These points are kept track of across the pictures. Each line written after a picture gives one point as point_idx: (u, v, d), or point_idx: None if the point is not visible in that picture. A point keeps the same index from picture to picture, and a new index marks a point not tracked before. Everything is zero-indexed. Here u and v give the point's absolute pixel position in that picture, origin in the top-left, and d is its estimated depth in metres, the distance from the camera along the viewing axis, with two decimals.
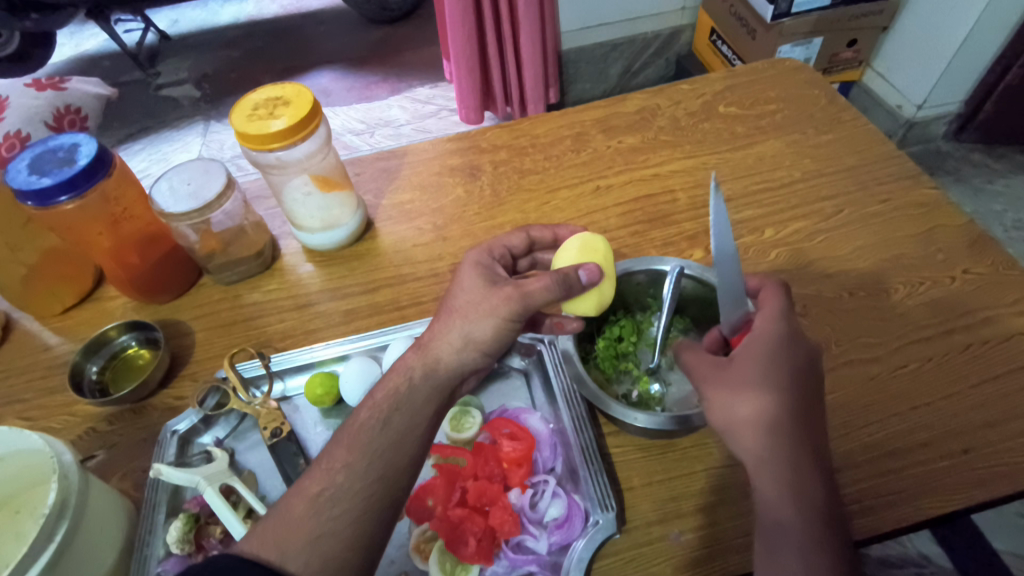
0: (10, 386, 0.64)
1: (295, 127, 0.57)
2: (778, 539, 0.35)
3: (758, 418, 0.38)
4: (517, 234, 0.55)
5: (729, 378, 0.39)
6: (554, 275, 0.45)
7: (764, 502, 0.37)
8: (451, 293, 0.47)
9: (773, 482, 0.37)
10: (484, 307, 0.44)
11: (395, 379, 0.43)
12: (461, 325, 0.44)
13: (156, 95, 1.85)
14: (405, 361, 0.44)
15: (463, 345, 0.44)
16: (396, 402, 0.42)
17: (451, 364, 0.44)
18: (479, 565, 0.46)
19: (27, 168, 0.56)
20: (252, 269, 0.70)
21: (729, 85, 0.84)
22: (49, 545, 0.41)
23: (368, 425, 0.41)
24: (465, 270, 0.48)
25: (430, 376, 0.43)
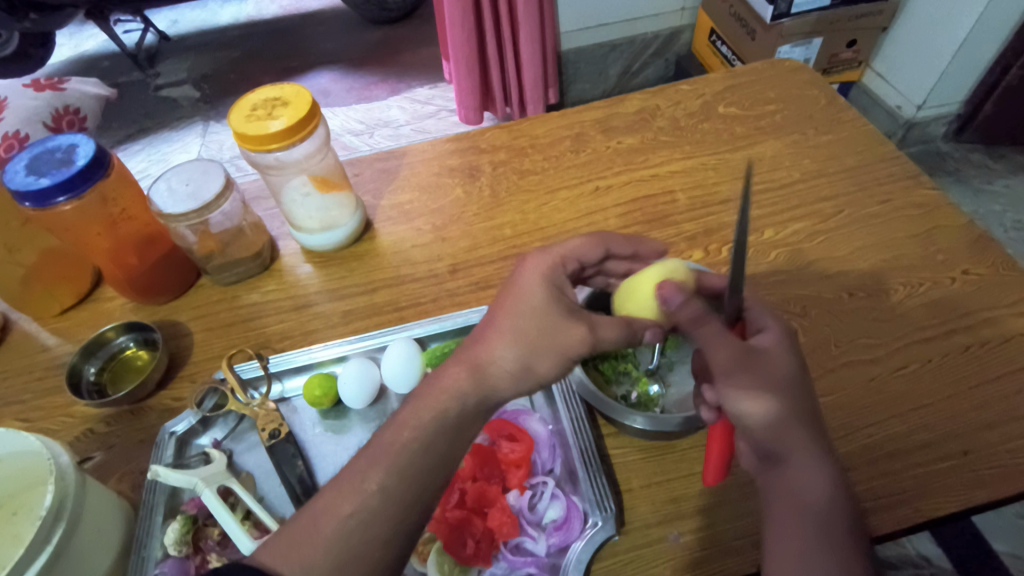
0: (8, 387, 0.64)
1: (292, 128, 0.57)
2: (822, 536, 0.35)
3: (784, 416, 0.37)
4: (596, 246, 0.52)
5: (763, 375, 0.38)
6: (629, 325, 0.45)
7: (796, 499, 0.36)
8: (515, 307, 0.44)
9: (806, 480, 0.36)
10: (557, 342, 0.43)
11: (440, 397, 0.41)
12: (524, 357, 0.43)
13: (155, 95, 1.85)
14: (452, 378, 0.42)
15: (523, 377, 0.43)
16: (441, 425, 0.40)
17: (505, 392, 0.43)
18: (478, 566, 0.46)
19: (26, 168, 0.56)
20: (251, 270, 0.70)
21: (730, 85, 0.84)
22: (45, 548, 0.41)
23: (407, 448, 0.39)
24: (534, 288, 0.45)
25: (479, 402, 0.42)
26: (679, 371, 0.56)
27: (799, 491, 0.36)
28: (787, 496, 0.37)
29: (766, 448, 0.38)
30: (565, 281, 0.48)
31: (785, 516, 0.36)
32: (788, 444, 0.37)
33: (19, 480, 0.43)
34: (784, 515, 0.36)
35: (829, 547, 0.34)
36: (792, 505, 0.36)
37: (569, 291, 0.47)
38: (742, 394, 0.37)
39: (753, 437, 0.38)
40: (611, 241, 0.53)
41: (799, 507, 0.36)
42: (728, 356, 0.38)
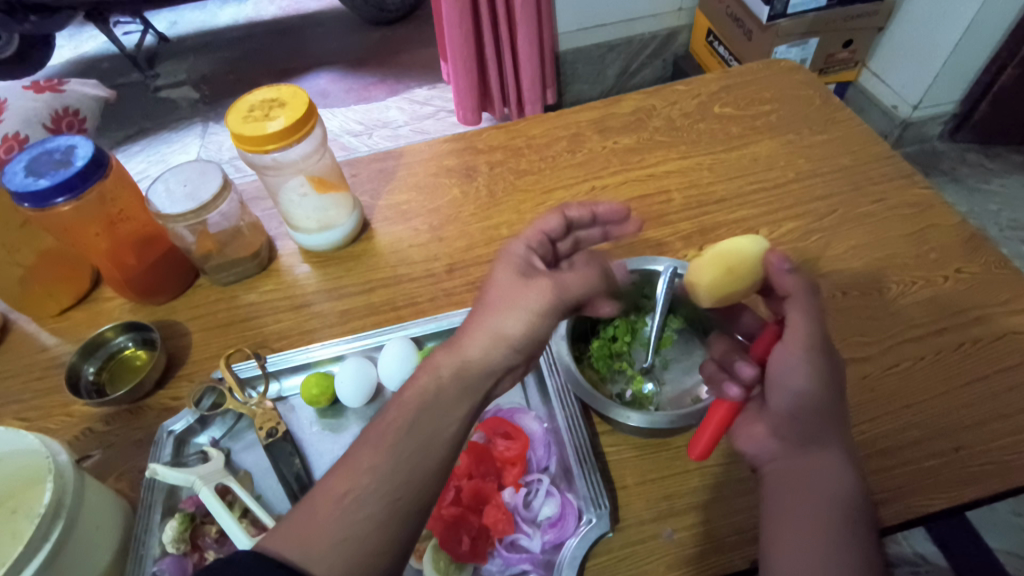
0: (7, 386, 0.64)
1: (289, 128, 0.58)
2: (847, 518, 0.39)
3: (834, 403, 0.42)
4: (554, 217, 0.51)
5: (831, 363, 0.43)
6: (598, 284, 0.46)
7: (825, 483, 0.40)
8: (487, 285, 0.46)
9: (839, 465, 0.41)
10: (511, 299, 0.43)
11: (427, 377, 0.41)
12: (489, 320, 0.43)
13: (155, 97, 1.86)
14: (438, 358, 0.43)
15: (491, 341, 0.42)
16: (424, 401, 0.40)
17: (482, 365, 0.42)
18: (473, 564, 0.46)
19: (24, 169, 0.57)
20: (250, 270, 0.71)
21: (725, 85, 0.84)
22: (44, 545, 0.41)
23: (396, 426, 0.39)
24: (501, 265, 0.46)
25: (458, 377, 0.41)
26: (673, 370, 0.56)
27: (827, 482, 0.40)
28: (813, 477, 0.41)
29: (808, 431, 0.42)
30: (542, 247, 0.49)
31: (812, 504, 0.40)
32: (821, 438, 0.42)
33: (12, 477, 0.43)
34: (811, 505, 0.40)
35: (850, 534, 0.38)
36: (820, 487, 0.40)
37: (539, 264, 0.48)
38: (810, 370, 0.42)
39: (802, 416, 0.42)
40: (569, 209, 0.52)
41: (827, 488, 0.40)
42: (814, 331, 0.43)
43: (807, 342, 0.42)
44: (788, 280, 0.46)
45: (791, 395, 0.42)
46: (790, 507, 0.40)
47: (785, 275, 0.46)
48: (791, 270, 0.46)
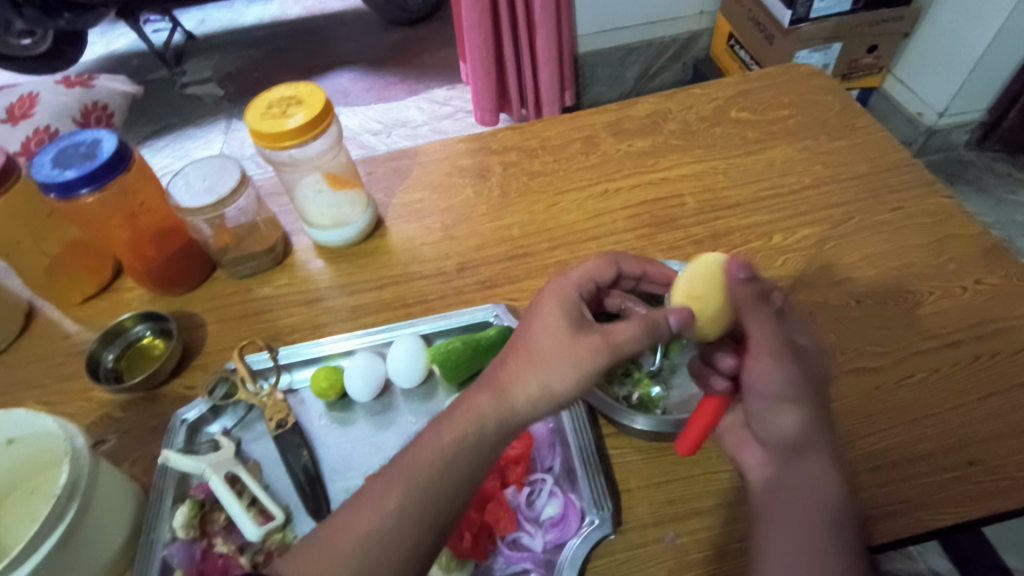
0: (31, 371, 0.66)
1: (308, 124, 0.59)
2: (836, 529, 0.37)
3: (819, 413, 0.42)
4: (608, 266, 0.53)
5: (802, 364, 0.43)
6: (645, 324, 0.44)
7: (814, 494, 0.39)
8: (529, 327, 0.46)
9: (827, 475, 0.40)
10: (569, 349, 0.42)
11: (466, 417, 0.42)
12: (538, 370, 0.42)
13: (181, 93, 1.90)
14: (478, 400, 0.42)
15: (541, 397, 0.42)
16: (461, 444, 0.41)
17: (526, 414, 0.42)
18: (475, 560, 0.46)
19: (52, 161, 0.58)
20: (265, 264, 0.72)
21: (743, 90, 0.84)
22: (59, 525, 0.42)
23: (426, 464, 0.41)
24: (546, 302, 0.47)
25: (500, 421, 0.42)
26: (682, 373, 0.56)
27: (818, 488, 0.39)
28: (801, 490, 0.40)
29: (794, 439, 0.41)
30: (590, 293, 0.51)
31: (805, 512, 0.38)
32: (809, 444, 0.41)
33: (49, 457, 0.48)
34: (803, 509, 0.38)
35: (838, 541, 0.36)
36: (809, 496, 0.39)
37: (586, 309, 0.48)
38: (784, 376, 0.42)
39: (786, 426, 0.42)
40: (622, 261, 0.54)
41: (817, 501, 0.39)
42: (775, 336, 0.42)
43: (772, 348, 0.42)
44: (743, 288, 0.43)
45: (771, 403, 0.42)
46: (780, 519, 0.39)
47: (741, 283, 0.43)
48: (748, 277, 0.42)
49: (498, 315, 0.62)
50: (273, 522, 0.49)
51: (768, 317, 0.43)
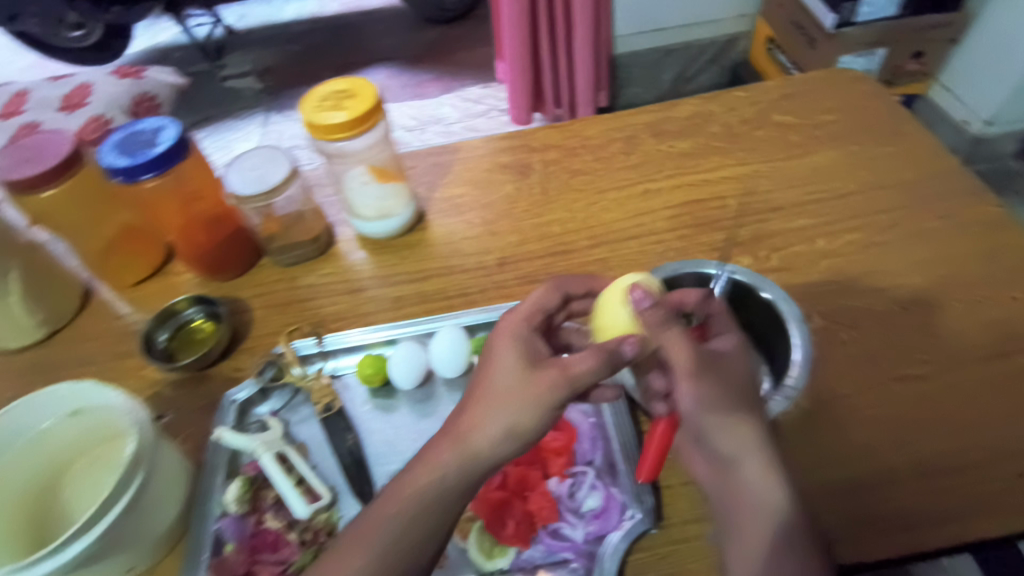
0: (88, 348, 0.69)
1: (354, 120, 0.60)
2: (779, 526, 0.40)
3: (745, 413, 0.43)
4: (551, 292, 0.51)
5: (720, 369, 0.44)
6: (603, 356, 0.43)
7: (757, 496, 0.42)
8: (487, 376, 0.44)
9: (761, 472, 0.42)
10: (524, 388, 0.42)
11: (424, 472, 0.42)
12: (495, 414, 0.42)
13: (221, 86, 1.95)
14: (437, 454, 0.42)
15: (501, 438, 0.42)
16: (422, 500, 0.41)
17: (488, 456, 0.42)
18: (516, 548, 0.47)
19: (116, 146, 0.61)
20: (309, 253, 0.73)
21: (786, 93, 0.83)
22: (125, 493, 0.44)
23: (387, 524, 0.41)
24: (505, 349, 0.45)
25: (464, 470, 0.41)
26: None
27: (755, 486, 0.42)
28: (743, 494, 0.42)
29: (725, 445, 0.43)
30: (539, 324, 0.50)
31: (749, 514, 0.42)
32: (742, 447, 0.43)
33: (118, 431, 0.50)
34: (750, 511, 0.42)
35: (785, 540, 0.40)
36: (748, 497, 0.42)
37: (542, 344, 0.47)
38: (704, 389, 0.43)
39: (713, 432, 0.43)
40: (567, 285, 0.53)
41: (764, 508, 0.41)
42: (685, 363, 0.43)
43: (686, 366, 0.43)
44: (649, 316, 0.45)
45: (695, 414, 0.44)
46: (735, 524, 0.42)
47: (647, 313, 0.45)
48: (651, 306, 0.45)
49: None
50: (321, 501, 0.51)
51: (683, 335, 0.44)
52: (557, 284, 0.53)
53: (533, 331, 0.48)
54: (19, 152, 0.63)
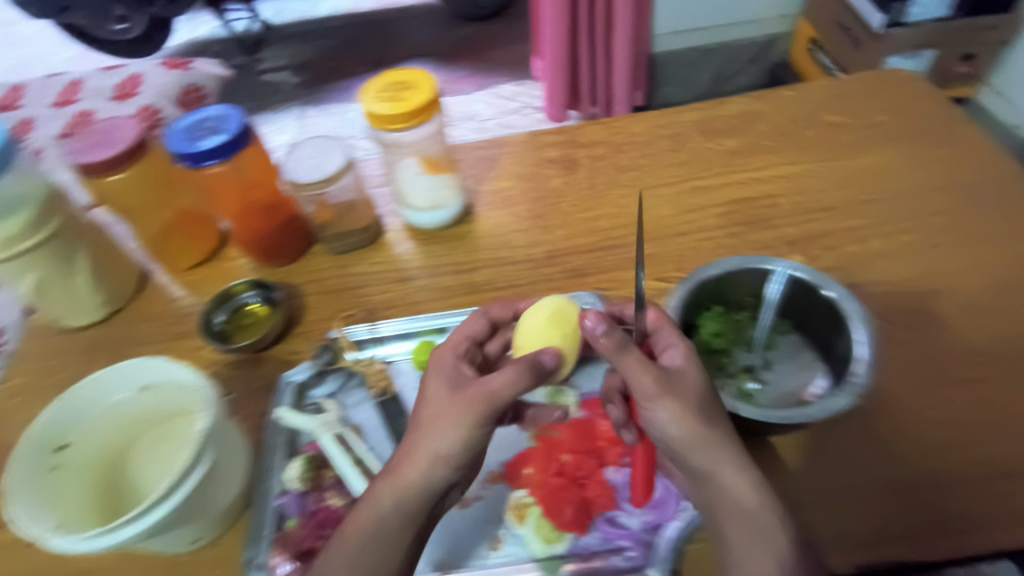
0: (148, 328, 0.71)
1: (410, 111, 0.61)
2: (754, 529, 0.41)
3: (707, 422, 0.43)
4: (478, 321, 0.56)
5: (675, 381, 0.44)
6: (522, 368, 0.46)
7: (736, 505, 0.42)
8: (420, 405, 0.47)
9: (733, 475, 0.42)
10: (444, 416, 0.45)
11: (377, 498, 0.44)
12: (423, 442, 0.45)
13: (258, 79, 1.98)
14: (380, 488, 0.45)
15: (429, 463, 0.44)
16: (374, 526, 0.43)
17: (424, 479, 0.44)
18: (574, 533, 0.50)
19: (185, 131, 0.63)
20: (360, 242, 0.75)
21: (837, 93, 0.82)
22: (199, 465, 0.46)
23: (347, 549, 0.43)
24: (431, 380, 0.48)
25: (403, 498, 0.44)
26: (777, 370, 0.56)
27: (730, 491, 0.42)
28: (722, 502, 0.42)
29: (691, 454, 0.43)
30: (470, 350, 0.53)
31: (726, 519, 0.42)
32: (709, 456, 0.42)
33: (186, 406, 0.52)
34: (726, 517, 0.42)
35: (761, 541, 0.40)
36: (722, 502, 0.42)
37: (471, 368, 0.50)
38: (662, 406, 0.43)
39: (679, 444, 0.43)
40: (492, 311, 0.57)
41: (743, 519, 0.41)
42: (650, 387, 0.43)
43: (646, 388, 0.43)
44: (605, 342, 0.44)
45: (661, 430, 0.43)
46: (718, 530, 0.43)
47: (602, 340, 0.44)
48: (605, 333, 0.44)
49: (590, 302, 0.64)
50: None
51: (640, 358, 0.44)
52: (483, 313, 0.57)
53: (461, 356, 0.51)
54: (88, 137, 0.65)
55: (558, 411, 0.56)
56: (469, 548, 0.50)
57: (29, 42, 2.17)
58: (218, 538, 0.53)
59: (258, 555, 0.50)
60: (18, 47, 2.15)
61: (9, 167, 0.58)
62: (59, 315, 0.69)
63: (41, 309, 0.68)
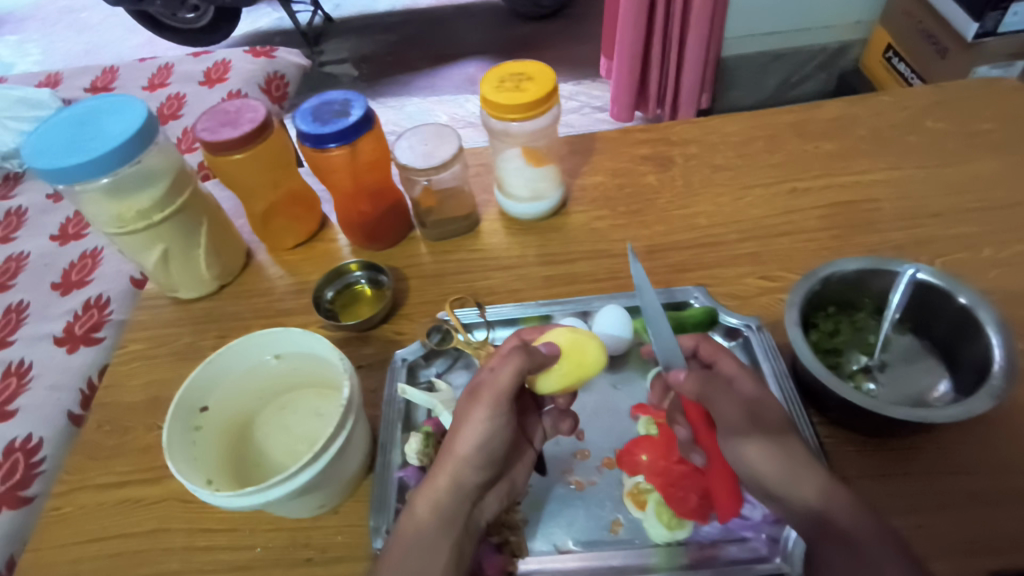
0: (254, 303, 0.73)
1: (530, 104, 0.63)
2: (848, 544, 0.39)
3: (777, 435, 0.44)
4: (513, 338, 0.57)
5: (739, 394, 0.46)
6: (513, 357, 0.49)
7: (826, 520, 0.40)
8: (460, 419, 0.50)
9: (816, 486, 0.42)
10: (464, 417, 0.48)
11: (432, 491, 0.46)
12: (450, 446, 0.48)
13: (319, 71, 2.02)
14: (425, 490, 0.47)
15: (453, 466, 0.47)
16: (432, 514, 0.45)
17: (464, 477, 0.47)
18: (693, 522, 0.51)
19: (310, 115, 0.65)
20: (460, 229, 0.77)
21: (938, 100, 0.82)
22: (342, 431, 0.49)
23: (409, 536, 0.45)
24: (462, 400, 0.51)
25: (445, 496, 0.46)
26: (893, 372, 0.56)
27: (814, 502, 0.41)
28: (808, 515, 0.41)
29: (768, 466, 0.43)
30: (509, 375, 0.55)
31: (817, 534, 0.41)
32: (789, 470, 0.42)
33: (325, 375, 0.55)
34: (815, 531, 0.41)
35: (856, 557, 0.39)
36: (810, 516, 0.41)
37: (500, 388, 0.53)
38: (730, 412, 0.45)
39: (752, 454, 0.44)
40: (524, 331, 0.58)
41: (823, 528, 0.40)
42: (738, 421, 0.44)
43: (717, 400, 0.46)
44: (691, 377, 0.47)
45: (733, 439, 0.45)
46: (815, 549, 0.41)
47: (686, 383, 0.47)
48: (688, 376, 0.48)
49: (697, 298, 0.64)
50: None
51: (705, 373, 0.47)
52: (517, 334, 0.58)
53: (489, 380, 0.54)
54: (218, 116, 0.68)
55: (566, 418, 0.56)
56: (590, 530, 0.52)
57: (99, 28, 2.24)
58: (339, 505, 0.56)
59: (384, 523, 0.52)
60: (88, 32, 2.23)
61: (154, 141, 0.62)
62: (173, 286, 0.73)
63: (156, 280, 0.72)
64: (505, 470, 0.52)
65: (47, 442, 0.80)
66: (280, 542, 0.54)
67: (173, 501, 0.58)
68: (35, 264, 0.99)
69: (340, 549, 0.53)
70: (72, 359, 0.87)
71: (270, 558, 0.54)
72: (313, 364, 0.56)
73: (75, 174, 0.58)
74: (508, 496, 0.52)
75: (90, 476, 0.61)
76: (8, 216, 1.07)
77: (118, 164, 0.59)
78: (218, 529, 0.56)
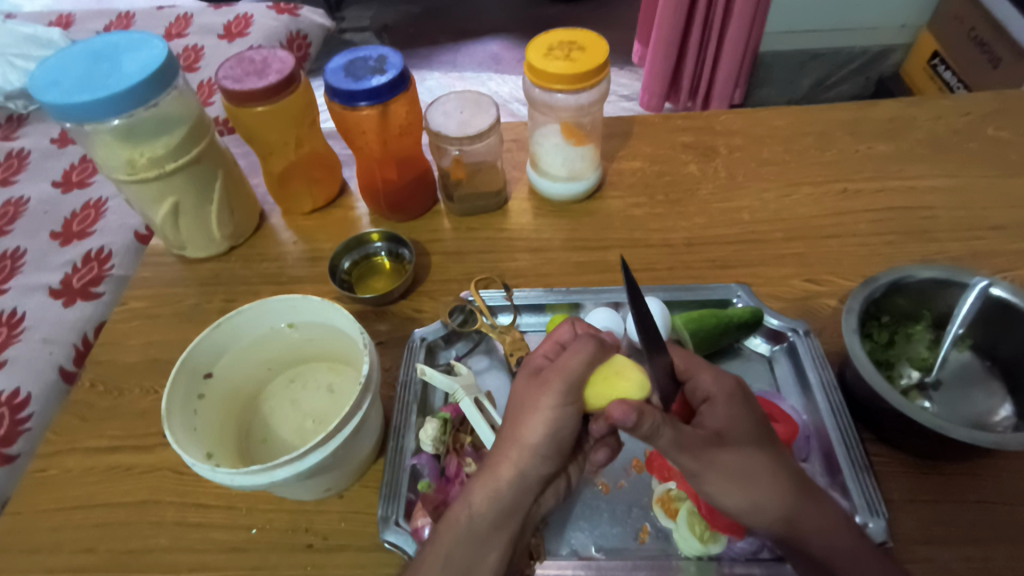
0: (266, 268, 0.69)
1: (579, 74, 0.58)
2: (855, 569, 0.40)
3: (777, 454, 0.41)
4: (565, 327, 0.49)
5: (718, 408, 0.42)
6: (591, 344, 0.43)
7: (828, 548, 0.40)
8: (510, 407, 0.44)
9: (817, 508, 0.41)
10: (531, 403, 0.42)
11: (493, 483, 0.41)
12: (515, 433, 0.42)
13: (339, 36, 1.96)
14: (481, 482, 0.42)
15: (519, 455, 0.41)
16: (494, 508, 0.41)
17: (524, 471, 0.41)
18: (728, 536, 0.46)
19: (343, 70, 0.61)
20: (489, 206, 0.72)
21: (1000, 108, 0.77)
22: (358, 412, 0.44)
23: (459, 525, 0.41)
24: (518, 381, 0.45)
25: (503, 496, 0.41)
26: (950, 391, 0.52)
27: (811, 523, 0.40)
28: (811, 540, 0.40)
29: (760, 484, 0.40)
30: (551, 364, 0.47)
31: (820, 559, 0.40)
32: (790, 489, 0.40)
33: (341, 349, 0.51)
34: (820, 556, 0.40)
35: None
36: (812, 538, 0.40)
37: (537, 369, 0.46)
38: (723, 424, 0.41)
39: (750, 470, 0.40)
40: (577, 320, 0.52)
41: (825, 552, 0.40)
42: (700, 465, 0.39)
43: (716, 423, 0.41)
44: (645, 414, 0.37)
45: (714, 462, 0.39)
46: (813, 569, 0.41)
47: (632, 428, 0.37)
48: (636, 419, 0.36)
49: (740, 297, 0.60)
50: None
51: (706, 388, 0.43)
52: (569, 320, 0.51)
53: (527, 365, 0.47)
54: (245, 65, 0.63)
55: (602, 449, 0.47)
56: (614, 537, 0.48)
57: None
58: (346, 489, 0.52)
59: (394, 513, 0.48)
60: None
61: (172, 84, 0.58)
62: (181, 244, 0.69)
63: (164, 235, 0.67)
64: (566, 465, 0.47)
65: (35, 399, 0.76)
66: (279, 524, 0.50)
67: (166, 472, 0.54)
68: (34, 211, 0.94)
69: (343, 536, 0.49)
70: (69, 313, 0.83)
71: (267, 542, 0.49)
72: (329, 335, 0.52)
73: (86, 112, 0.54)
74: (563, 494, 0.47)
75: (79, 439, 0.57)
76: (8, 159, 1.02)
77: (133, 106, 0.55)
78: (212, 505, 0.52)
